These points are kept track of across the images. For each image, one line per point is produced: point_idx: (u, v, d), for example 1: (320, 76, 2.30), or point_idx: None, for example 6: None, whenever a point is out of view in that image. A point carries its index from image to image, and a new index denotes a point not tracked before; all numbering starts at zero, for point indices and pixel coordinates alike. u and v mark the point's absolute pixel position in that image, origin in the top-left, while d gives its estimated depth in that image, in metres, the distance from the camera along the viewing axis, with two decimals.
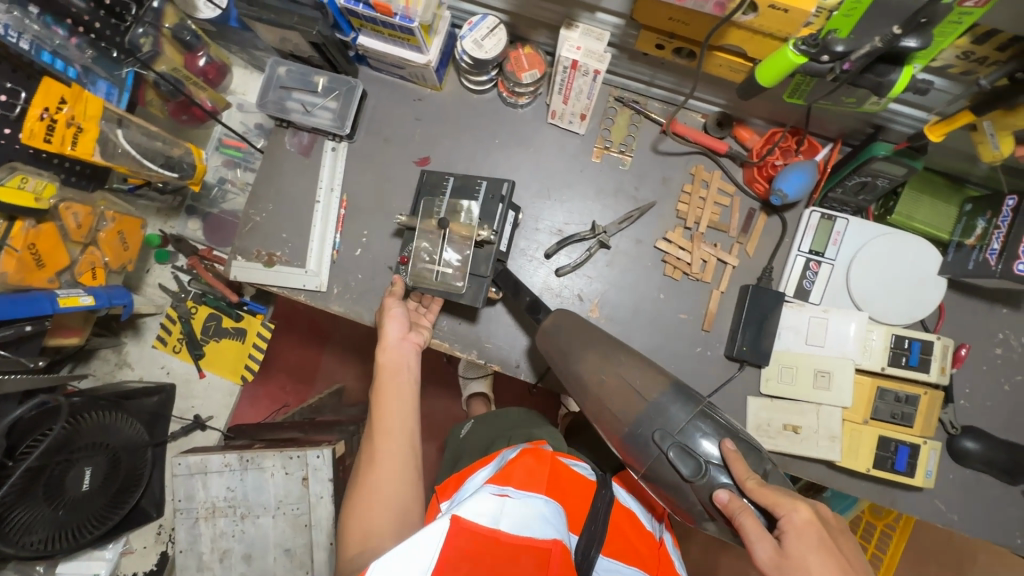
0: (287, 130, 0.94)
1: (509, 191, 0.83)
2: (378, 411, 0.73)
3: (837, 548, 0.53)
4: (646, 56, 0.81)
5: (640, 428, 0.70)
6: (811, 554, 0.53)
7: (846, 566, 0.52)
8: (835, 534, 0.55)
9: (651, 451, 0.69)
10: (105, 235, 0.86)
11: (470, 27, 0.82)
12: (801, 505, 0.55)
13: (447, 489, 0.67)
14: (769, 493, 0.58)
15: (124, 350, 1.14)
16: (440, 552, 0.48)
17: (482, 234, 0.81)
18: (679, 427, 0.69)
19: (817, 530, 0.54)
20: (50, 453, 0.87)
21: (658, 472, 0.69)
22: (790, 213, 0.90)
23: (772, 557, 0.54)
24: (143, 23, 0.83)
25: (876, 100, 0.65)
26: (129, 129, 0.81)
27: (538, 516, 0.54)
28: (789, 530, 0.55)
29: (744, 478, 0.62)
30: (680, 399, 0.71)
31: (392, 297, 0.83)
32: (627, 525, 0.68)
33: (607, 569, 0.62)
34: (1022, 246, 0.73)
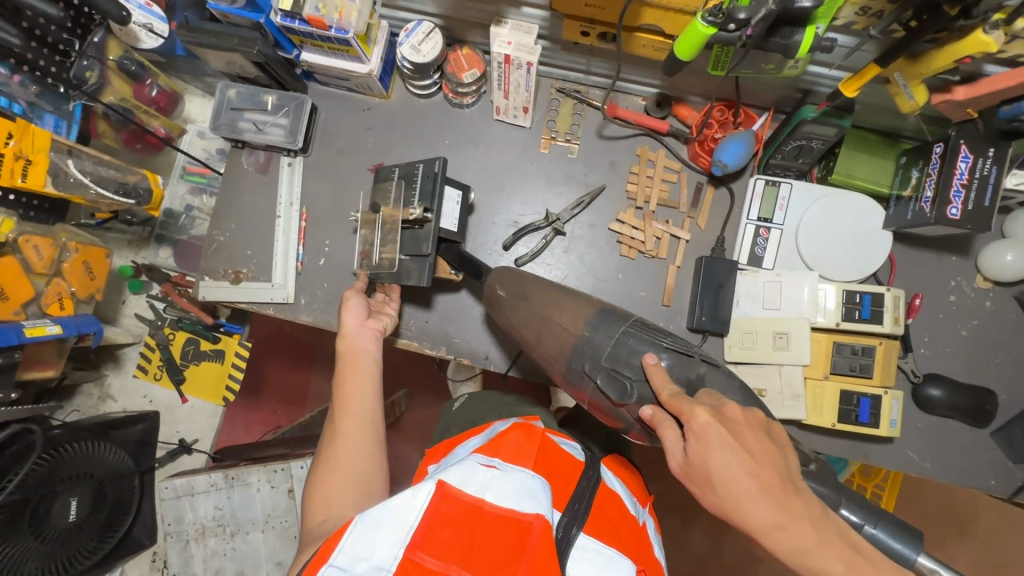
0: (243, 150, 0.97)
1: (442, 168, 0.81)
2: (342, 393, 0.76)
3: (738, 442, 0.51)
4: (577, 45, 0.84)
5: (574, 361, 0.72)
6: (711, 457, 0.51)
7: (751, 461, 0.50)
8: (741, 430, 0.52)
9: (587, 382, 0.71)
10: (69, 265, 0.88)
11: (406, 34, 0.85)
12: (697, 409, 0.54)
13: (436, 453, 0.73)
14: (678, 405, 0.57)
15: (106, 383, 1.15)
16: (423, 513, 0.52)
17: (414, 213, 0.80)
18: (607, 352, 0.69)
19: (717, 433, 0.52)
20: (34, 486, 0.90)
21: (599, 400, 0.70)
22: (736, 182, 0.92)
23: (682, 465, 0.53)
24: (87, 57, 0.84)
25: (793, 63, 0.68)
26: (80, 159, 0.84)
27: (522, 487, 0.55)
28: (691, 437, 0.53)
29: (662, 390, 0.61)
30: (605, 324, 0.72)
31: (352, 290, 0.87)
32: (613, 508, 0.63)
33: (586, 549, 0.57)
34: (953, 191, 0.75)
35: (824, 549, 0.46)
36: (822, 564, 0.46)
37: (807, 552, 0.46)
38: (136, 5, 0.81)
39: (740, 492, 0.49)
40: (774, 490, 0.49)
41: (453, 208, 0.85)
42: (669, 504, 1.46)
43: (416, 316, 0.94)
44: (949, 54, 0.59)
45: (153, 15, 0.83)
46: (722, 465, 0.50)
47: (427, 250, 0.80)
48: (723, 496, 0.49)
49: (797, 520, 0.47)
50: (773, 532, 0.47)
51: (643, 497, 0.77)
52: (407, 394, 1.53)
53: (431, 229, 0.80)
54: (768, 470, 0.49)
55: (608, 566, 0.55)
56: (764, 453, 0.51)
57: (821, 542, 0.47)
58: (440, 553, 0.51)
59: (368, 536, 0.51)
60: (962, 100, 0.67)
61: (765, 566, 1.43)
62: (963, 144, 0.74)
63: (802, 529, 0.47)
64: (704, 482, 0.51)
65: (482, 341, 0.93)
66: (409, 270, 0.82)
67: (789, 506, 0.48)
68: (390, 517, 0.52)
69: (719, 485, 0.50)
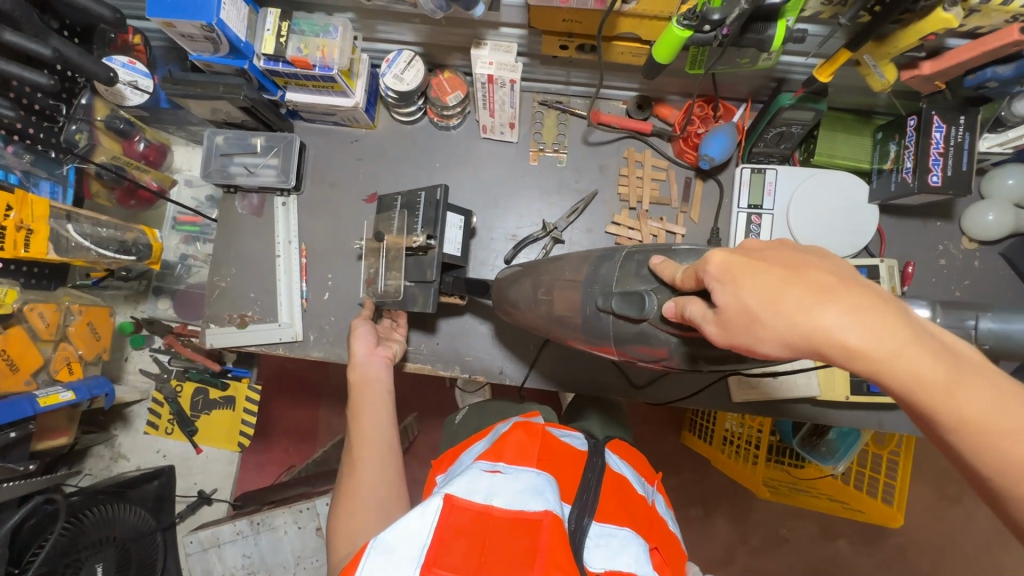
0: (235, 195, 0.98)
1: (444, 195, 0.83)
2: (358, 425, 0.78)
3: (771, 264, 0.42)
4: (556, 59, 0.86)
5: (587, 304, 0.66)
6: (744, 289, 0.41)
7: (791, 273, 0.40)
8: (767, 253, 0.43)
9: (605, 320, 0.64)
10: (75, 328, 0.87)
11: (388, 64, 0.87)
12: (710, 254, 0.45)
13: (442, 464, 0.77)
14: (690, 273, 0.48)
15: (116, 443, 1.14)
16: (435, 528, 0.55)
17: (419, 240, 0.81)
18: (616, 279, 0.63)
19: (742, 262, 0.43)
20: (57, 557, 0.87)
21: (622, 332, 0.62)
22: (723, 174, 0.96)
23: (719, 328, 0.43)
24: (76, 120, 0.85)
25: (767, 56, 0.70)
26: (79, 223, 0.83)
27: (528, 487, 0.60)
28: (715, 285, 0.43)
29: (674, 276, 0.53)
30: (607, 260, 0.66)
31: (360, 318, 0.89)
32: (621, 489, 0.69)
33: (601, 535, 0.62)
34: (931, 160, 0.78)
35: (909, 338, 0.37)
36: (911, 358, 0.37)
37: (896, 350, 0.37)
38: (119, 64, 0.83)
39: (793, 307, 0.39)
40: (834, 290, 0.39)
41: (458, 234, 0.86)
42: (690, 494, 1.46)
43: (428, 340, 0.95)
44: (913, 32, 0.62)
45: (137, 71, 0.84)
46: (760, 290, 0.40)
47: (432, 277, 0.81)
48: (777, 321, 0.39)
49: (872, 313, 0.38)
50: (852, 338, 0.37)
51: (650, 474, 0.82)
52: (417, 418, 1.52)
53: (434, 256, 0.81)
54: (814, 274, 0.40)
55: (623, 546, 0.61)
56: (804, 263, 0.41)
57: (909, 334, 0.37)
58: (454, 567, 0.53)
59: (383, 560, 0.52)
60: (930, 73, 0.70)
61: (791, 545, 1.44)
62: (935, 115, 0.77)
63: (882, 320, 0.37)
64: (749, 322, 0.41)
65: (494, 355, 0.94)
66: (414, 297, 0.83)
67: (857, 300, 0.38)
68: (404, 539, 0.53)
69: (765, 313, 0.40)
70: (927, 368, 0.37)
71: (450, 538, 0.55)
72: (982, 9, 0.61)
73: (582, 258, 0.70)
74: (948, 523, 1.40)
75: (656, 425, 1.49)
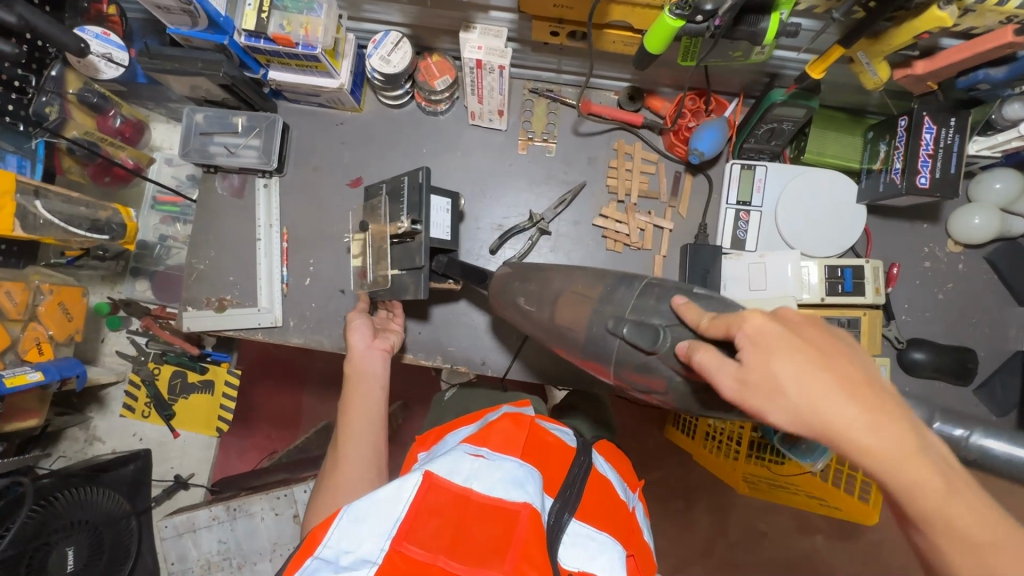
0: (216, 175, 0.95)
1: (426, 177, 0.80)
2: (347, 419, 0.79)
3: (808, 345, 0.45)
4: (546, 45, 0.84)
5: (594, 325, 0.65)
6: (775, 360, 0.44)
7: (824, 358, 0.44)
8: (803, 330, 0.46)
9: (611, 342, 0.63)
10: (44, 308, 0.85)
11: (374, 45, 0.85)
12: (749, 314, 0.47)
13: (427, 440, 0.76)
14: (720, 321, 0.50)
15: (91, 425, 1.12)
16: (410, 503, 0.56)
17: (403, 226, 0.80)
18: (630, 307, 0.63)
19: (773, 332, 0.45)
20: (25, 541, 0.86)
21: (625, 359, 0.62)
22: (713, 169, 0.94)
23: (735, 388, 0.46)
24: (46, 92, 0.82)
25: (760, 49, 0.69)
26: (49, 199, 0.80)
27: (508, 476, 0.59)
28: (745, 345, 0.46)
29: (698, 319, 0.54)
30: (623, 285, 0.66)
31: (358, 311, 0.88)
32: (604, 491, 0.69)
33: (579, 534, 0.62)
34: (920, 161, 0.77)
35: (917, 455, 0.42)
36: (913, 470, 0.42)
37: (905, 460, 0.42)
38: (93, 36, 0.80)
39: (819, 394, 0.43)
40: (860, 389, 0.43)
41: (444, 217, 0.84)
42: (670, 487, 1.48)
43: (410, 329, 0.94)
44: (908, 30, 0.61)
45: (111, 44, 0.81)
46: (790, 366, 0.44)
47: (421, 262, 0.79)
48: (798, 399, 0.43)
49: (886, 420, 0.42)
50: (865, 441, 0.42)
51: (633, 481, 0.82)
52: (402, 405, 1.52)
53: (422, 241, 0.79)
54: (845, 365, 0.44)
55: (599, 551, 0.61)
56: (834, 347, 0.45)
57: (916, 451, 0.42)
58: (425, 544, 0.54)
59: (356, 529, 0.54)
60: (923, 73, 0.70)
61: (768, 540, 1.46)
62: (926, 117, 0.76)
63: (896, 429, 0.42)
64: (772, 393, 0.44)
65: (476, 346, 0.93)
66: (407, 284, 0.81)
67: (874, 405, 0.42)
68: (380, 509, 0.55)
69: (791, 391, 0.43)
70: (926, 478, 0.42)
71: (425, 516, 0.57)
72: (978, 9, 0.60)
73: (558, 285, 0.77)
74: None
75: (639, 418, 1.50)
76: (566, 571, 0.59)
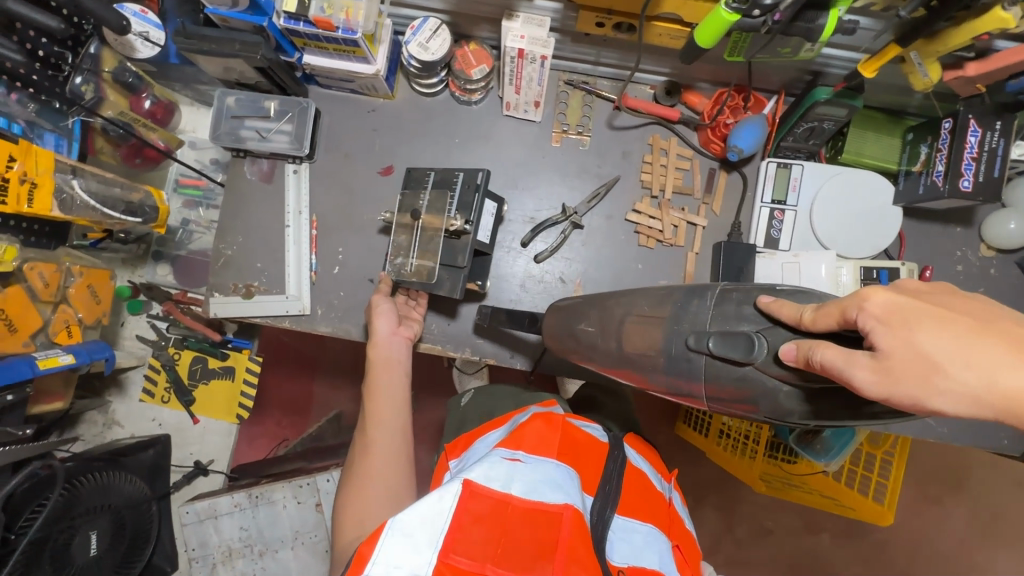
0: (245, 159, 0.94)
1: (485, 180, 0.81)
2: (372, 406, 0.77)
3: (950, 314, 0.41)
4: (588, 37, 0.83)
5: (672, 343, 0.62)
6: (919, 334, 0.40)
7: (980, 324, 0.40)
8: (935, 297, 0.43)
9: (695, 360, 0.60)
10: (75, 290, 0.84)
11: (413, 31, 0.83)
12: (869, 291, 0.43)
13: (456, 448, 0.76)
14: (832, 309, 0.46)
15: (110, 409, 1.11)
16: (452, 514, 0.54)
17: (454, 225, 0.79)
18: (710, 319, 0.60)
19: (911, 306, 0.42)
20: (52, 523, 0.85)
21: (716, 376, 0.58)
22: (748, 167, 0.94)
23: (877, 376, 0.41)
24: (82, 71, 0.81)
25: (809, 47, 0.68)
26: (84, 178, 0.79)
27: (548, 479, 0.59)
28: (875, 325, 0.42)
29: (799, 314, 0.50)
30: (695, 294, 0.62)
31: (380, 294, 0.85)
32: (642, 486, 0.69)
33: (622, 528, 0.64)
34: (964, 164, 0.77)
35: None
36: None
37: None
38: (131, 13, 0.78)
39: (986, 362, 0.39)
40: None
41: (489, 221, 0.86)
42: (682, 484, 1.48)
43: (439, 319, 0.93)
44: (966, 31, 0.61)
45: (149, 22, 0.80)
46: (943, 340, 0.40)
47: (464, 264, 0.80)
48: (964, 375, 0.39)
49: None
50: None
51: (665, 471, 0.82)
52: (414, 396, 1.52)
53: (467, 242, 0.80)
54: (1007, 326, 0.40)
55: (647, 542, 0.63)
56: (983, 312, 0.42)
57: None
58: (471, 553, 0.54)
59: (401, 545, 0.51)
60: (974, 75, 0.69)
61: (777, 537, 1.47)
62: (971, 120, 0.76)
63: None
64: (928, 373, 0.40)
65: (505, 339, 0.92)
66: (442, 280, 0.81)
67: None
68: (424, 521, 0.53)
69: (954, 366, 0.39)
70: None
71: (468, 525, 0.55)
72: None
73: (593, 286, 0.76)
74: (929, 521, 1.43)
75: (654, 415, 1.50)
76: (616, 568, 0.60)
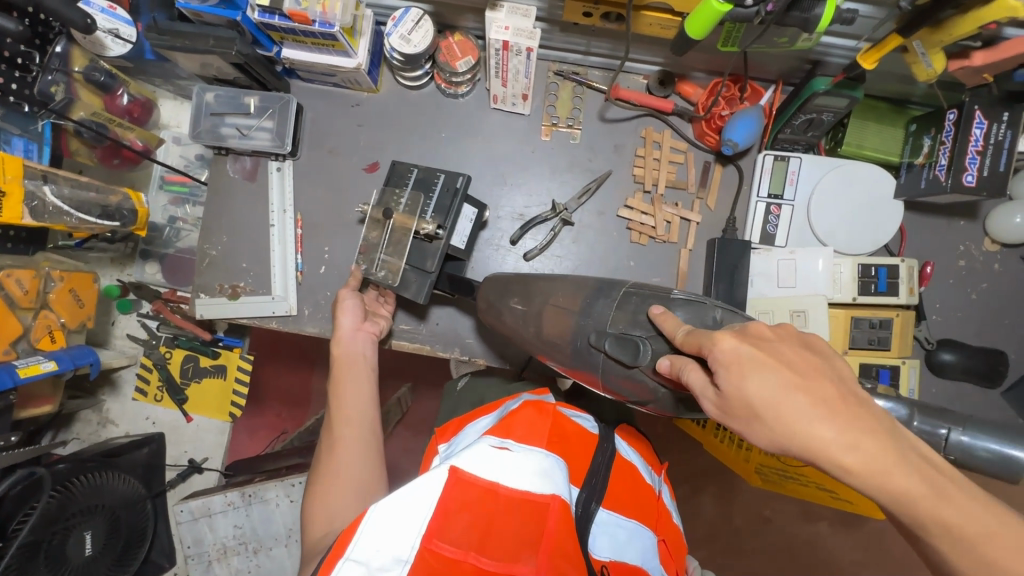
0: (227, 157, 0.92)
1: (465, 185, 0.81)
2: (338, 402, 0.78)
3: (777, 363, 0.45)
4: (576, 26, 0.80)
5: (580, 337, 0.68)
6: (749, 382, 0.45)
7: (798, 378, 0.44)
8: (778, 348, 0.46)
9: (595, 356, 0.67)
10: (56, 295, 0.84)
11: (394, 23, 0.80)
12: (720, 337, 0.48)
13: (447, 431, 0.76)
14: (695, 340, 0.51)
15: (104, 408, 1.12)
16: (438, 501, 0.54)
17: (429, 228, 0.78)
18: (610, 319, 0.66)
19: (749, 356, 0.46)
20: (45, 526, 0.86)
21: (612, 370, 0.65)
22: (744, 160, 0.91)
23: (715, 405, 0.48)
24: (51, 70, 0.79)
25: (808, 36, 0.65)
26: (57, 184, 0.78)
27: (536, 470, 0.58)
28: (719, 369, 0.47)
29: (673, 331, 0.57)
30: (603, 295, 0.69)
31: (346, 289, 0.86)
32: (630, 479, 0.68)
33: (606, 522, 0.63)
34: (968, 159, 0.74)
35: (902, 463, 0.41)
36: (897, 479, 0.41)
37: (885, 471, 0.41)
38: (98, 10, 0.75)
39: (792, 414, 0.43)
40: (831, 407, 0.43)
41: (467, 227, 0.85)
42: (679, 474, 1.48)
43: (427, 320, 0.92)
44: (974, 19, 0.57)
45: (117, 18, 0.77)
46: (765, 387, 0.44)
47: (431, 269, 0.79)
48: (774, 423, 0.44)
49: (864, 434, 0.42)
50: (840, 453, 0.41)
51: (656, 464, 0.81)
52: (411, 388, 1.51)
53: (440, 247, 0.80)
54: (818, 383, 0.44)
55: (631, 536, 0.63)
56: (809, 366, 0.45)
57: (898, 460, 0.41)
58: (457, 541, 0.53)
59: (383, 532, 0.52)
60: (980, 65, 0.66)
61: (775, 525, 1.46)
62: (977, 111, 0.73)
63: (872, 442, 0.41)
64: (748, 414, 0.45)
65: (494, 338, 0.91)
66: (408, 282, 0.80)
67: (847, 418, 0.42)
68: (409, 507, 0.53)
69: (766, 414, 0.44)
70: (911, 488, 0.41)
71: (454, 512, 0.54)
72: None
73: (578, 286, 0.73)
74: None
75: None
76: (599, 562, 0.60)
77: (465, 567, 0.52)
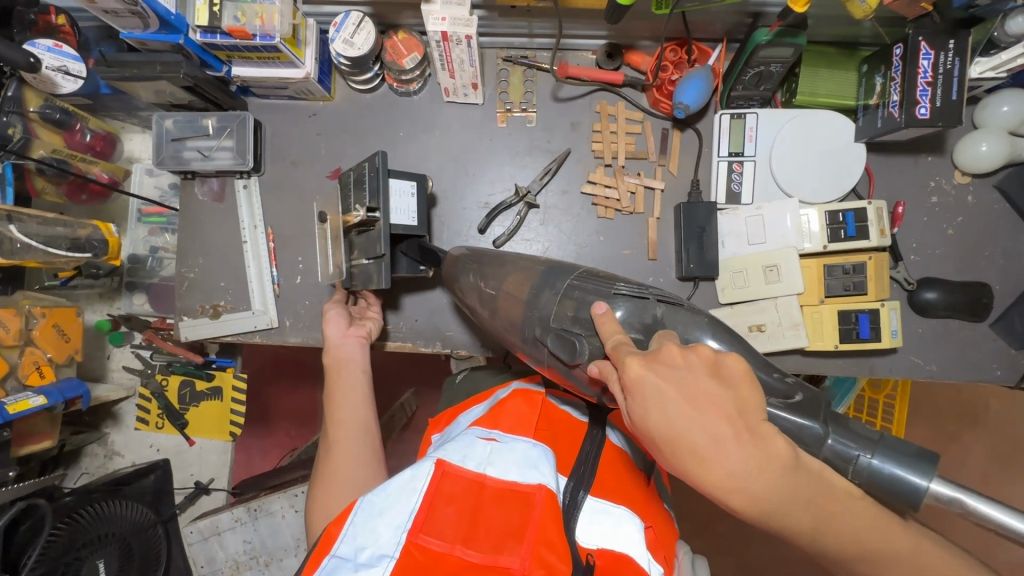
0: (194, 180, 0.94)
1: (384, 162, 0.75)
2: (333, 408, 0.79)
3: (679, 393, 0.46)
4: (514, 9, 0.80)
5: (526, 329, 0.67)
6: (649, 413, 0.47)
7: (695, 414, 0.45)
8: (683, 377, 0.47)
9: (542, 349, 0.66)
10: (39, 331, 0.87)
11: (336, 28, 0.81)
12: (632, 361, 0.49)
13: (439, 423, 0.76)
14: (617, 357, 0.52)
15: (109, 441, 1.15)
16: (425, 494, 0.55)
17: (359, 215, 0.75)
18: (554, 314, 0.64)
19: (655, 386, 0.47)
20: (57, 556, 0.90)
21: (558, 366, 0.66)
22: (702, 122, 0.90)
23: (629, 420, 0.50)
24: (6, 112, 0.81)
25: None
26: (23, 222, 0.82)
27: (522, 458, 0.58)
28: (628, 392, 0.49)
29: (609, 339, 0.56)
30: (548, 286, 0.67)
31: (332, 302, 0.88)
32: (618, 464, 0.66)
33: (598, 511, 0.59)
34: (918, 91, 0.73)
35: (790, 499, 0.44)
36: (783, 511, 0.44)
37: (775, 503, 0.44)
38: (45, 49, 0.78)
39: (686, 450, 0.45)
40: (728, 439, 0.44)
41: (408, 201, 0.81)
42: None
43: (406, 317, 0.93)
44: None
45: (64, 56, 0.79)
46: (664, 419, 0.46)
47: (382, 251, 0.75)
48: (669, 454, 0.46)
49: (760, 472, 0.43)
50: (733, 492, 0.44)
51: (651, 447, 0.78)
52: (415, 392, 1.52)
53: (381, 228, 0.75)
54: (717, 421, 0.45)
55: (618, 524, 0.58)
56: (717, 401, 0.45)
57: (788, 492, 0.44)
58: (442, 533, 0.53)
59: (369, 524, 0.53)
60: None
61: None
62: (921, 42, 0.72)
63: (764, 480, 0.43)
64: (648, 439, 0.48)
65: (475, 328, 0.92)
66: (371, 273, 0.79)
67: (747, 459, 0.43)
68: (397, 499, 0.54)
69: (663, 444, 0.46)
70: (794, 515, 0.44)
71: (442, 505, 0.55)
72: None
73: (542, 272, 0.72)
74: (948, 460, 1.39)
75: None
76: (585, 550, 0.56)
77: (451, 559, 0.52)
